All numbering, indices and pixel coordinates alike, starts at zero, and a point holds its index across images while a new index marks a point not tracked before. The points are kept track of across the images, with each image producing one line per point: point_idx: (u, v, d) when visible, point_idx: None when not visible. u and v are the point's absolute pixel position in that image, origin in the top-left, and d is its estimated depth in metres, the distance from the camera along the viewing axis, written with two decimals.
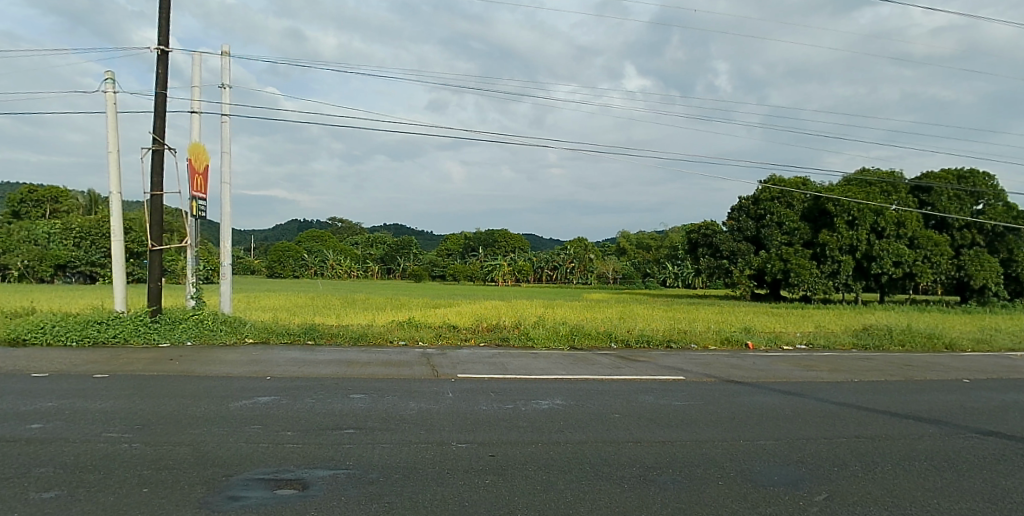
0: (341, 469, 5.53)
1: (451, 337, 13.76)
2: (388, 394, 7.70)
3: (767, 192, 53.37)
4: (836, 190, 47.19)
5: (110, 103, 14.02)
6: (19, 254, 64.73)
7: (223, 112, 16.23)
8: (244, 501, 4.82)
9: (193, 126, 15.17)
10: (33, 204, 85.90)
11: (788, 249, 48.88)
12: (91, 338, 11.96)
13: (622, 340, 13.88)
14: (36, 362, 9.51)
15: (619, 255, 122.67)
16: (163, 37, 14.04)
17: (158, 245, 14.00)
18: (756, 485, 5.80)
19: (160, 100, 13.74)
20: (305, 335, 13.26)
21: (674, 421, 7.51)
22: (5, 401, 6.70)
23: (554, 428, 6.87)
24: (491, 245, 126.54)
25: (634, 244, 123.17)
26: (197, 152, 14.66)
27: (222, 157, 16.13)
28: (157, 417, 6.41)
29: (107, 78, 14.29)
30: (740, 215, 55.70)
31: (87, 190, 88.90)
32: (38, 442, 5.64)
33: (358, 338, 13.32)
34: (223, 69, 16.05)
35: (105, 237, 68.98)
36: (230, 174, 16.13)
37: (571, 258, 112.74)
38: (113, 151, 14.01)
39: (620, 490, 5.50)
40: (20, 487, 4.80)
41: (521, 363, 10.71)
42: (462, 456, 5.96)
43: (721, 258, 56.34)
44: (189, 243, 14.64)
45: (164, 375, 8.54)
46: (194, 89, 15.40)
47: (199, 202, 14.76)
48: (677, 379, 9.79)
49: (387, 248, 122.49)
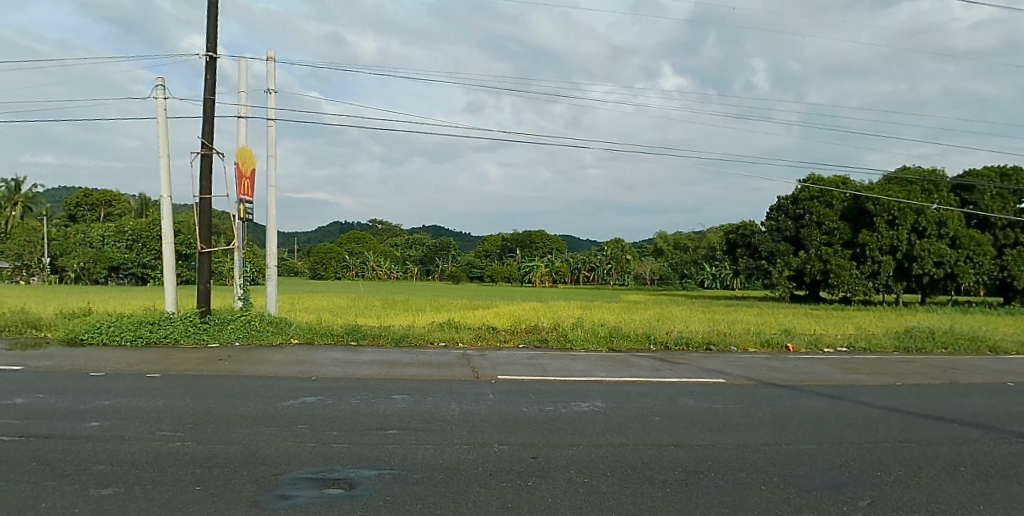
0: (385, 469, 5.64)
1: (491, 337, 13.90)
2: (430, 395, 7.76)
3: (806, 192, 52.49)
4: (876, 189, 46.15)
5: (160, 109, 14.34)
6: (74, 257, 66.99)
7: (269, 117, 16.43)
8: (293, 500, 5.03)
9: (240, 131, 15.42)
10: (88, 207, 88.96)
11: (827, 250, 47.95)
12: (144, 338, 12.31)
13: (661, 341, 13.79)
14: (92, 361, 9.74)
15: (657, 256, 121.88)
16: (211, 43, 14.31)
17: (207, 247, 14.27)
18: (798, 490, 5.75)
19: (208, 105, 13.99)
20: (349, 336, 13.44)
21: (716, 424, 7.43)
22: (64, 400, 6.91)
23: (595, 429, 6.87)
24: (528, 247, 127.53)
25: (672, 245, 122.01)
26: (244, 157, 14.91)
27: (268, 161, 16.37)
28: (207, 417, 6.53)
29: (157, 84, 14.59)
30: (779, 215, 54.93)
31: (140, 195, 89.58)
32: (97, 439, 5.85)
33: (400, 338, 13.45)
34: (269, 74, 16.24)
35: (157, 239, 70.63)
36: (276, 178, 16.39)
37: (609, 258, 112.33)
38: (164, 156, 14.32)
39: (663, 493, 5.56)
40: (81, 484, 5.12)
41: (560, 364, 10.73)
42: (505, 458, 6.02)
43: (760, 258, 55.69)
44: (236, 245, 14.92)
45: (215, 375, 8.71)
46: (241, 94, 15.66)
47: (246, 206, 15.05)
48: (721, 382, 9.68)
49: (426, 250, 123.76)
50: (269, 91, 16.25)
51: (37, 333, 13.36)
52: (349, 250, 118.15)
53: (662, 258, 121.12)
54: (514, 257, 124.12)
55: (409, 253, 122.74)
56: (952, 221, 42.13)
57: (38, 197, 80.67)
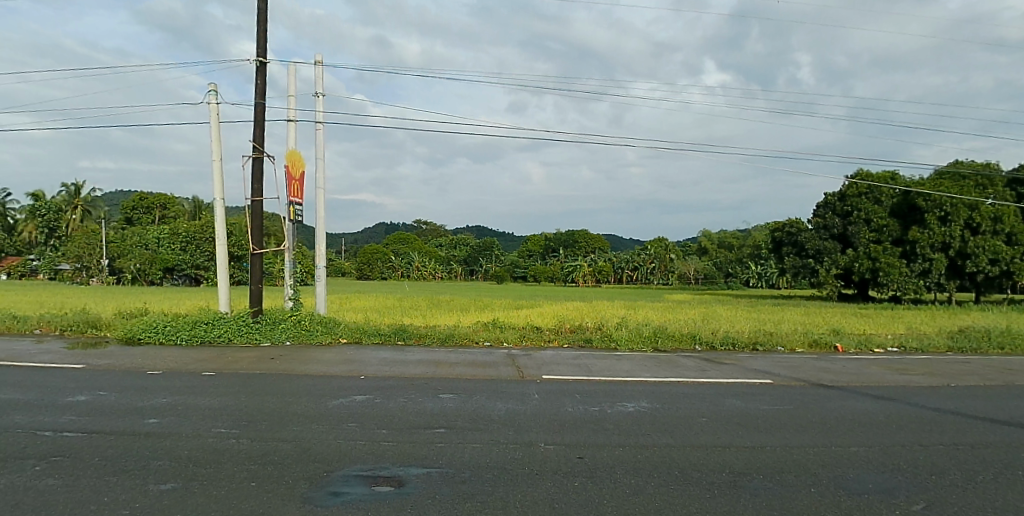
0: (434, 467, 5.71)
1: (535, 337, 13.87)
2: (476, 394, 7.78)
3: (853, 188, 51.30)
4: (928, 184, 44.80)
5: (213, 114, 14.70)
6: (132, 259, 69.17)
7: (318, 120, 16.71)
8: (345, 498, 5.15)
9: (290, 134, 15.72)
10: (144, 210, 91.67)
11: (876, 247, 46.60)
12: (199, 338, 12.66)
13: (707, 342, 13.58)
14: (152, 360, 10.03)
15: (701, 255, 120.39)
16: (261, 49, 14.63)
17: (259, 249, 14.56)
18: (848, 493, 5.62)
19: (259, 109, 14.28)
20: (396, 336, 13.58)
21: (764, 426, 7.29)
22: (124, 397, 7.15)
23: (642, 430, 6.81)
24: (571, 246, 127.28)
25: (716, 243, 120.22)
26: (294, 160, 15.19)
27: (317, 163, 16.65)
28: (260, 414, 6.67)
29: (209, 90, 14.97)
30: (827, 212, 53.55)
31: (192, 199, 92.03)
32: (157, 436, 6.05)
33: (445, 338, 13.51)
34: (318, 78, 16.48)
35: (209, 242, 72.01)
36: (324, 180, 16.64)
37: (652, 258, 111.30)
38: (216, 160, 14.67)
39: (710, 495, 5.48)
40: (142, 479, 5.33)
41: (605, 364, 10.67)
42: (553, 458, 6.02)
43: (807, 257, 54.68)
44: (287, 246, 15.21)
45: (267, 374, 8.87)
46: (291, 98, 15.94)
47: (296, 207, 15.34)
48: (769, 383, 9.52)
49: (470, 250, 125.21)
50: (318, 95, 16.52)
51: (97, 332, 13.87)
52: (394, 251, 119.10)
53: (706, 258, 119.25)
54: (558, 257, 123.93)
55: (453, 253, 123.62)
56: (1008, 217, 40.75)
57: (97, 200, 83.96)
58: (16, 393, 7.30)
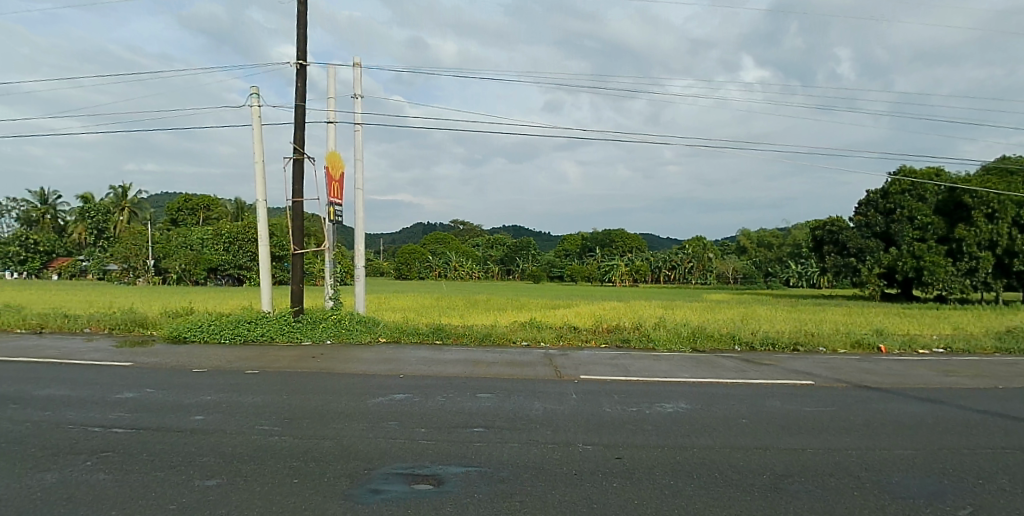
0: (472, 466, 5.73)
1: (573, 337, 13.80)
2: (514, 394, 7.77)
3: (896, 185, 50.30)
4: (974, 180, 43.52)
5: (256, 116, 14.98)
6: (176, 259, 70.97)
7: (357, 122, 16.91)
8: (385, 495, 5.19)
9: (330, 136, 15.93)
10: (189, 212, 93.90)
11: (920, 246, 45.49)
12: (242, 337, 12.89)
13: (746, 342, 13.36)
14: (197, 358, 10.26)
15: (740, 254, 119.03)
16: (301, 52, 14.85)
17: (300, 249, 14.79)
18: (894, 497, 5.47)
19: (300, 111, 14.50)
20: (434, 336, 13.64)
21: (806, 428, 7.13)
22: (171, 394, 7.32)
23: (681, 432, 6.72)
24: (608, 246, 126.62)
25: (755, 242, 118.49)
26: (334, 161, 15.40)
27: (356, 164, 16.86)
28: (301, 412, 6.76)
29: (251, 93, 15.25)
30: (870, 210, 52.66)
31: (235, 200, 93.98)
32: (201, 433, 6.16)
33: (483, 338, 13.53)
34: (356, 80, 16.68)
35: (250, 242, 71.90)
36: (363, 181, 16.84)
37: (690, 258, 110.43)
38: (259, 161, 14.93)
39: (751, 497, 5.40)
40: (187, 475, 5.44)
41: (643, 365, 10.55)
42: (591, 458, 6.00)
43: (849, 256, 53.50)
44: (328, 246, 15.41)
45: (309, 372, 9.01)
46: (330, 100, 16.16)
47: (336, 208, 15.54)
48: (808, 384, 9.33)
49: (507, 250, 126.04)
50: (357, 96, 16.70)
51: (145, 330, 14.26)
52: (432, 250, 119.48)
53: (746, 257, 117.59)
54: (594, 257, 123.81)
55: (490, 253, 124.60)
56: None
57: (142, 202, 86.32)
58: (70, 390, 7.55)
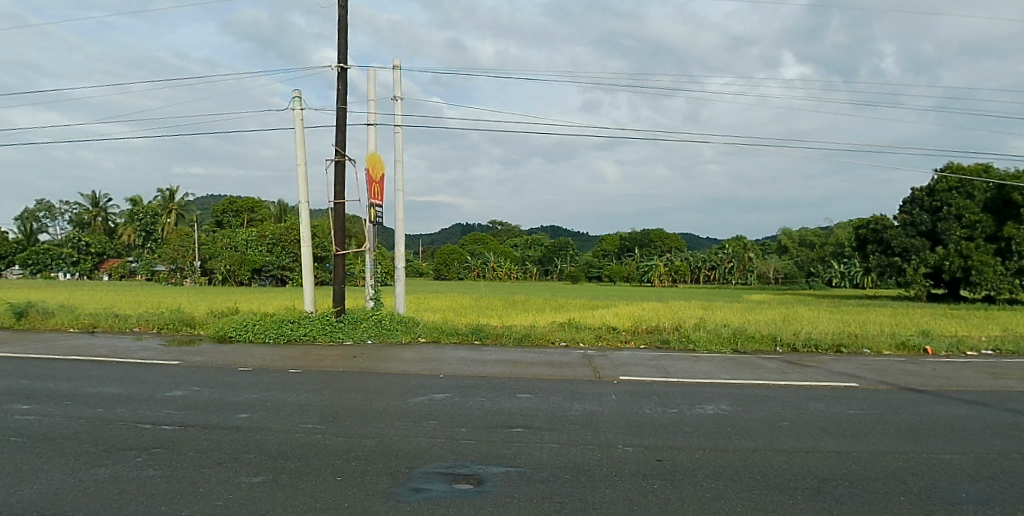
0: (512, 466, 5.74)
1: (611, 338, 13.72)
2: (553, 394, 7.77)
3: (944, 182, 48.89)
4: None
5: (298, 119, 15.21)
6: (222, 260, 72.34)
7: (396, 123, 17.05)
8: (426, 493, 5.23)
9: (370, 138, 16.12)
10: (234, 214, 95.12)
11: (967, 245, 44.66)
12: (285, 336, 13.17)
13: (788, 344, 13.15)
14: (243, 357, 10.50)
15: (781, 254, 117.37)
16: (342, 55, 15.04)
17: (341, 250, 14.96)
18: (942, 503, 5.32)
19: (342, 114, 14.69)
20: (473, 336, 13.71)
21: (850, 431, 6.99)
22: (218, 392, 7.49)
23: (722, 434, 6.64)
24: (647, 246, 125.54)
25: (797, 241, 116.39)
26: (374, 163, 15.57)
27: (395, 166, 17.01)
28: (344, 411, 6.85)
29: (294, 97, 15.50)
30: (914, 208, 51.13)
31: (278, 201, 95.50)
32: (247, 430, 6.29)
33: (521, 338, 13.55)
34: (395, 83, 16.84)
35: (293, 243, 75.03)
36: (402, 182, 16.97)
37: (729, 258, 108.73)
38: (301, 164, 15.16)
39: (794, 501, 5.30)
40: (234, 472, 5.56)
41: (682, 366, 10.45)
42: (632, 460, 5.96)
43: (893, 255, 51.49)
44: (368, 248, 15.60)
45: (351, 371, 9.12)
46: (370, 102, 16.33)
47: (377, 209, 15.70)
48: (851, 386, 9.13)
49: (545, 250, 126.29)
50: (396, 99, 16.86)
51: (191, 330, 14.63)
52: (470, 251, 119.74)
53: (788, 257, 115.47)
54: (632, 257, 123.15)
55: (528, 253, 124.68)
56: None
57: (189, 204, 87.85)
58: (123, 388, 7.78)
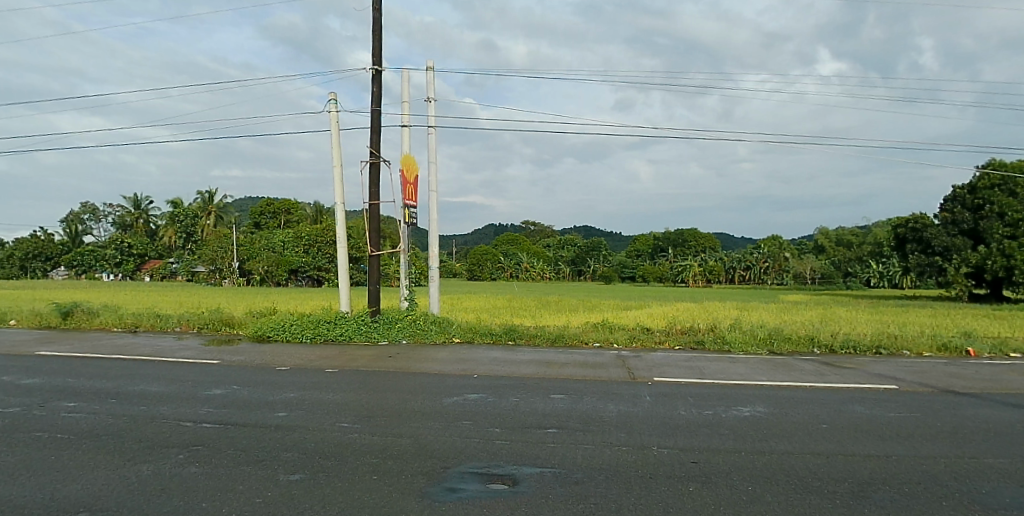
0: (546, 467, 5.74)
1: (645, 339, 13.64)
2: (587, 395, 7.75)
3: (986, 179, 48.01)
4: None
5: (333, 122, 15.38)
6: (260, 261, 73.57)
7: (430, 125, 17.15)
8: (461, 494, 5.25)
9: (404, 139, 16.23)
10: (271, 215, 95.63)
11: (1011, 243, 43.77)
12: (322, 336, 13.36)
13: (825, 345, 12.94)
14: (281, 357, 10.64)
15: (818, 254, 115.75)
16: (377, 57, 15.16)
17: (376, 250, 15.08)
18: (986, 509, 5.18)
19: (376, 116, 14.82)
20: (506, 336, 13.74)
21: (889, 434, 6.85)
22: (256, 391, 7.62)
23: (758, 436, 6.57)
24: (681, 246, 124.58)
25: (834, 241, 114.35)
26: (408, 164, 15.69)
27: (430, 167, 17.11)
28: (380, 410, 6.92)
29: (329, 99, 15.67)
30: (956, 206, 50.09)
31: (314, 203, 96.42)
32: (285, 428, 6.40)
33: (556, 338, 13.55)
34: (428, 85, 16.93)
35: (329, 244, 75.44)
36: (436, 183, 17.07)
37: (765, 257, 107.69)
38: (337, 166, 15.33)
39: (833, 505, 5.22)
40: (271, 470, 5.63)
41: (718, 368, 10.35)
42: (667, 462, 5.92)
43: (934, 254, 50.83)
44: (403, 248, 15.72)
45: (387, 371, 9.20)
46: (405, 104, 16.45)
47: (411, 210, 15.82)
48: (891, 388, 8.95)
49: (577, 250, 124.61)
50: (429, 100, 16.95)
51: (229, 330, 14.89)
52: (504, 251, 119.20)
53: (825, 257, 113.35)
54: (666, 257, 122.07)
55: (561, 254, 124.20)
56: None
57: (227, 206, 89.36)
58: (163, 386, 7.96)
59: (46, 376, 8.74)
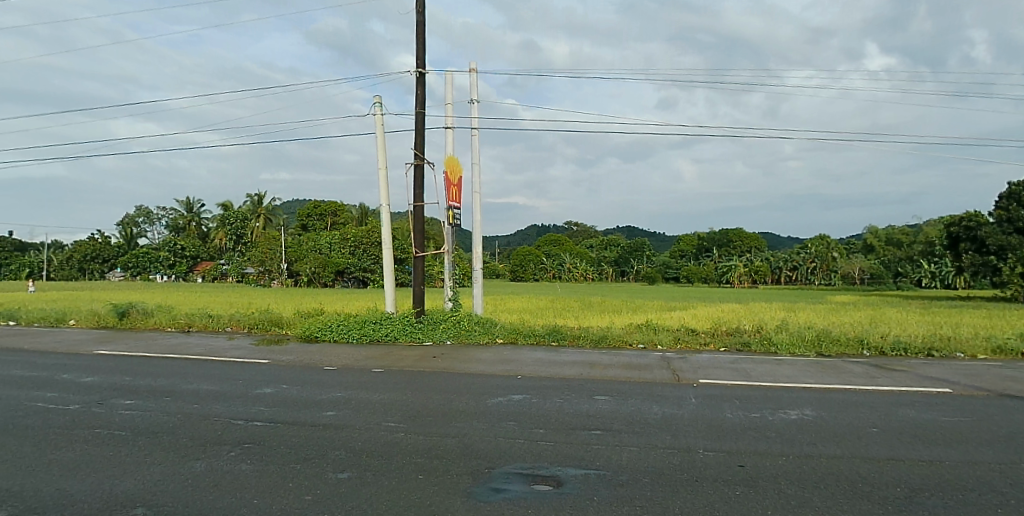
0: (591, 469, 5.73)
1: (690, 340, 13.52)
2: (632, 397, 7.72)
3: None
4: None
5: (379, 124, 15.56)
6: (309, 262, 74.85)
7: (473, 126, 17.22)
8: (507, 494, 5.28)
9: (448, 141, 16.34)
10: (318, 217, 97.31)
11: None
12: (368, 336, 13.56)
13: (876, 348, 12.66)
14: (328, 357, 10.83)
15: (867, 253, 113.56)
16: (421, 60, 15.28)
17: (420, 251, 15.23)
18: None
19: (420, 118, 14.95)
20: (550, 337, 13.73)
21: (942, 439, 6.67)
22: (305, 390, 7.76)
23: (807, 439, 6.47)
24: (727, 246, 122.34)
25: (883, 240, 111.67)
26: (452, 165, 15.79)
27: (473, 168, 17.19)
28: (424, 410, 6.99)
29: (374, 102, 15.86)
30: (1011, 203, 48.76)
31: (359, 205, 96.95)
32: (333, 427, 6.50)
33: (599, 339, 13.51)
34: (471, 87, 16.98)
35: (375, 245, 75.65)
36: (479, 184, 17.14)
37: (812, 257, 107.18)
38: (382, 168, 15.49)
39: (885, 511, 5.10)
40: (320, 467, 5.75)
41: (765, 370, 10.20)
42: (712, 465, 5.86)
43: (989, 254, 49.62)
44: (446, 249, 15.85)
45: (432, 372, 9.30)
46: (448, 105, 16.55)
47: (455, 211, 15.92)
48: (944, 392, 8.71)
49: (621, 251, 123.84)
50: (472, 102, 17.01)
51: (279, 330, 15.23)
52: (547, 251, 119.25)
53: (874, 257, 110.78)
54: (711, 257, 121.34)
55: (605, 255, 123.45)
56: None
57: (276, 208, 91.12)
58: (215, 386, 8.15)
59: (105, 375, 9.01)
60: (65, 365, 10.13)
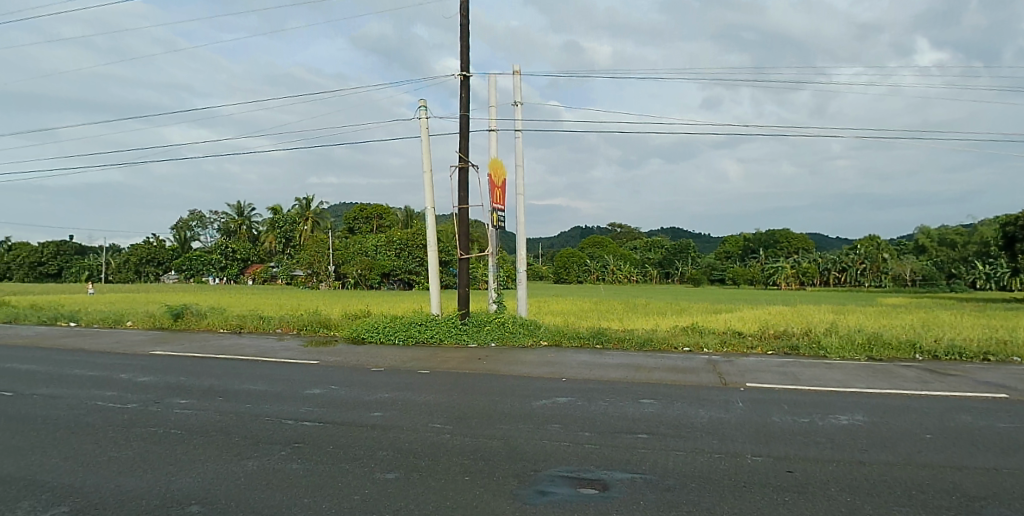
0: (638, 473, 5.70)
1: (737, 343, 13.38)
2: (678, 401, 7.68)
3: None
4: None
5: (423, 128, 15.71)
6: (356, 265, 75.94)
7: (516, 128, 17.24)
8: (552, 496, 5.29)
9: (491, 144, 16.43)
10: (363, 220, 98.53)
11: None
12: (413, 338, 13.74)
13: (929, 352, 12.37)
14: (375, 358, 11.03)
15: (919, 254, 110.49)
16: (464, 63, 15.37)
17: (463, 254, 15.36)
18: None
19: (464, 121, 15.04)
20: (594, 339, 13.70)
21: (999, 446, 6.45)
22: (353, 391, 7.90)
23: (858, 445, 6.35)
24: (773, 246, 120.59)
25: (935, 240, 109.02)
26: (496, 168, 15.84)
27: (516, 171, 17.23)
28: (470, 412, 7.04)
29: (419, 106, 16.01)
30: None
31: (403, 208, 97.50)
32: (380, 428, 6.59)
33: (643, 342, 13.43)
34: (515, 88, 17.00)
35: (420, 248, 76.60)
36: (522, 185, 17.18)
37: (862, 258, 104.70)
38: (427, 171, 15.60)
39: None
40: (367, 467, 5.83)
41: (814, 374, 10.03)
42: (760, 471, 5.79)
43: None
44: (490, 252, 15.94)
45: (479, 374, 9.39)
46: (492, 108, 16.63)
47: (499, 213, 15.96)
48: (1001, 398, 8.44)
49: (667, 254, 124.12)
50: (516, 104, 17.01)
51: (328, 331, 15.56)
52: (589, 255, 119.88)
53: (925, 257, 107.62)
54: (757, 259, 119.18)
55: (649, 257, 124.40)
56: None
57: (323, 212, 92.43)
58: (266, 386, 8.34)
59: (164, 375, 9.31)
60: (125, 365, 10.50)
